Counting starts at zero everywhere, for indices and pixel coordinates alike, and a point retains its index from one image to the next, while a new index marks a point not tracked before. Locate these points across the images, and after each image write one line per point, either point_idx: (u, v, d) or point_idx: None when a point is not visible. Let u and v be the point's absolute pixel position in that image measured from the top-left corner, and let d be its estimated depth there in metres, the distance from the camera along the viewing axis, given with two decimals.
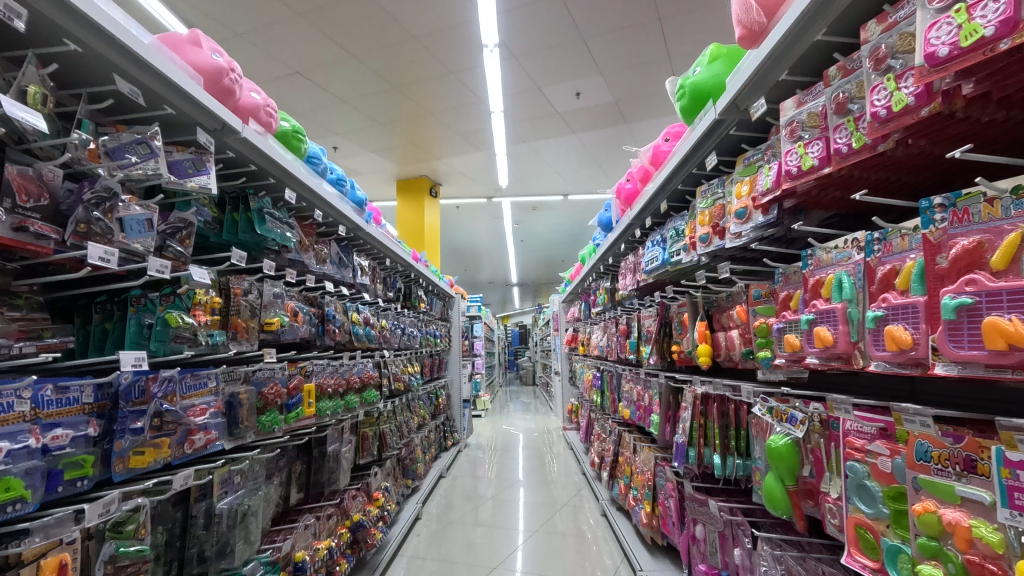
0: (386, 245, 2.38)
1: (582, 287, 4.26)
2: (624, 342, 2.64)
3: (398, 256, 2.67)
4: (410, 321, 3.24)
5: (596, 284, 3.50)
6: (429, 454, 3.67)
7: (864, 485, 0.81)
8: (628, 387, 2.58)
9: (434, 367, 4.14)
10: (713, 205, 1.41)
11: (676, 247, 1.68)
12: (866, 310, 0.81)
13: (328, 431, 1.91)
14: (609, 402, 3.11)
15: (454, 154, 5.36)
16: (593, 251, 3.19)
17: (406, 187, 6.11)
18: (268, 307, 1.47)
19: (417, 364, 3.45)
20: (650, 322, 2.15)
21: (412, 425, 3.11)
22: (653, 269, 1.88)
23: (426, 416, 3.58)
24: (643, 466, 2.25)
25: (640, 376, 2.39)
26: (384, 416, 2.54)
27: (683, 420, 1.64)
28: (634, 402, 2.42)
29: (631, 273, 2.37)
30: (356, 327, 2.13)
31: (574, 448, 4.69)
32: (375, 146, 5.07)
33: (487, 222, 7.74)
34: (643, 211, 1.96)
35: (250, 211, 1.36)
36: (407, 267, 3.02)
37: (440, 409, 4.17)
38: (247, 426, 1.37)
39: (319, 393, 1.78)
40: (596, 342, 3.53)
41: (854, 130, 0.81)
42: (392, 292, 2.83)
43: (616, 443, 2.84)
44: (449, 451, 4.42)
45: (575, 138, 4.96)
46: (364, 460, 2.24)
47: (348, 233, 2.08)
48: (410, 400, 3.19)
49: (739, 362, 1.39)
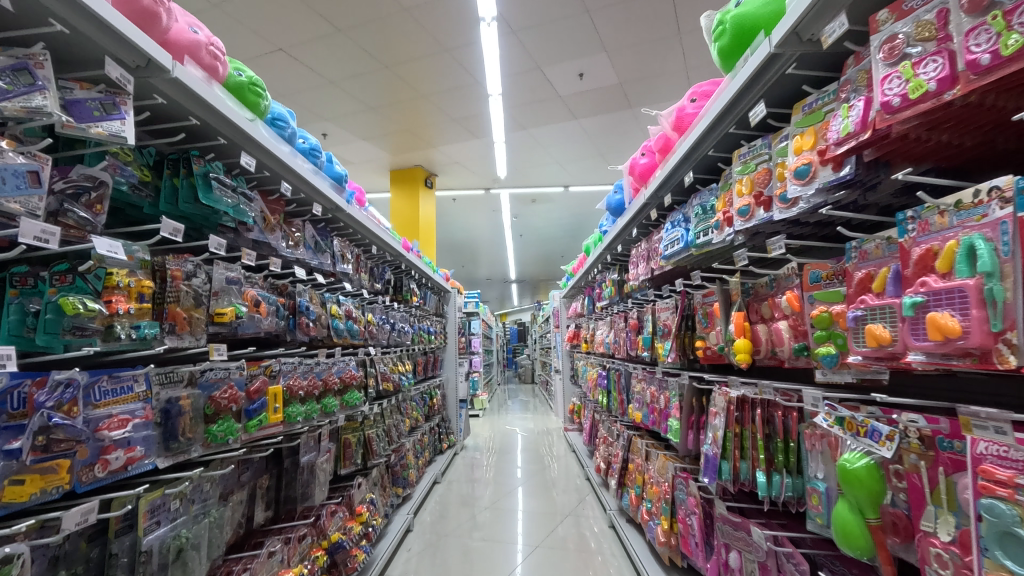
0: (371, 230, 2.13)
1: (585, 281, 4.02)
2: (635, 338, 2.40)
3: (386, 243, 2.42)
4: (401, 316, 3.00)
5: (601, 277, 3.27)
6: (423, 458, 3.43)
7: (1014, 534, 0.57)
8: (639, 388, 2.35)
9: (428, 366, 3.90)
10: (755, 172, 1.17)
11: (703, 227, 1.44)
12: (1017, 287, 0.58)
13: (302, 439, 1.67)
14: (616, 404, 2.88)
15: (450, 142, 5.11)
16: (599, 240, 2.96)
17: (400, 178, 5.86)
18: (219, 294, 1.22)
19: (409, 363, 3.21)
20: (668, 316, 1.91)
21: (403, 429, 2.87)
22: (674, 254, 1.65)
23: (419, 418, 3.34)
24: (659, 476, 2.01)
25: (655, 375, 2.15)
26: (371, 420, 2.30)
27: (713, 428, 1.40)
28: (648, 405, 2.19)
29: (644, 262, 2.13)
30: (336, 321, 1.89)
31: (576, 451, 4.45)
32: (366, 133, 4.82)
33: (485, 215, 7.49)
34: (662, 188, 1.72)
35: (193, 175, 1.11)
36: (397, 257, 2.77)
37: (434, 410, 3.93)
38: (191, 439, 1.12)
39: (289, 396, 1.53)
40: (601, 339, 3.30)
41: (1002, 31, 0.57)
42: (380, 284, 2.59)
43: (625, 449, 2.60)
44: (445, 454, 4.18)
45: (576, 125, 4.71)
46: (345, 470, 1.99)
47: (325, 214, 1.83)
48: (401, 402, 2.96)
49: (787, 361, 1.15)
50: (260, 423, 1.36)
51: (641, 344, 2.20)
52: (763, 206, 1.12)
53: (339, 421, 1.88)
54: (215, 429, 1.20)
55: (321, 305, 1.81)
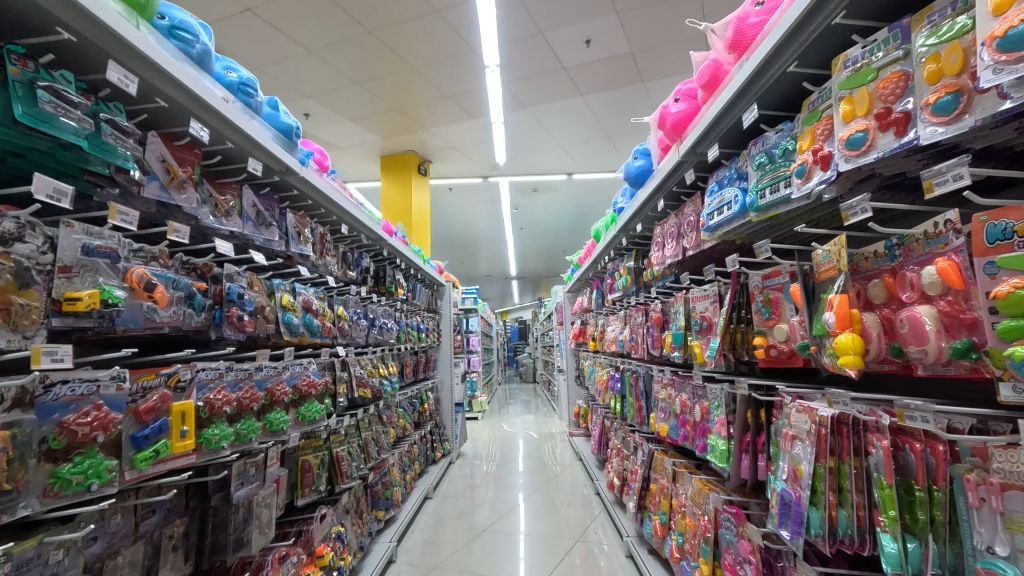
0: (336, 202, 1.74)
1: (593, 271, 3.64)
2: (659, 335, 2.01)
3: (359, 223, 2.02)
4: (383, 311, 2.61)
5: (612, 265, 2.88)
6: (412, 472, 3.04)
7: None
8: (664, 395, 1.95)
9: (418, 368, 3.50)
10: (876, 82, 0.78)
11: (775, 180, 1.05)
12: None
13: (234, 468, 1.27)
14: (633, 411, 2.48)
15: (445, 123, 4.72)
16: (612, 222, 2.57)
17: (391, 165, 5.47)
18: (76, 272, 0.82)
19: (394, 364, 2.82)
20: (709, 306, 1.52)
21: (386, 441, 2.48)
22: (725, 222, 1.26)
23: (406, 427, 2.95)
24: (695, 505, 1.62)
25: (688, 380, 1.76)
26: (340, 433, 1.91)
27: (791, 459, 1.01)
28: (677, 417, 1.80)
29: (673, 240, 1.74)
30: (288, 313, 1.50)
31: (583, 459, 4.06)
32: (353, 112, 4.42)
33: (483, 206, 7.09)
34: (706, 138, 1.32)
35: (16, 85, 0.71)
36: (379, 241, 2.38)
37: (426, 415, 3.54)
38: (14, 492, 0.72)
39: (209, 414, 1.13)
40: (614, 336, 2.91)
41: None
42: (355, 272, 2.19)
43: (645, 465, 2.22)
44: (438, 464, 3.79)
45: (582, 102, 4.32)
46: (303, 500, 1.60)
47: (274, 176, 1.44)
48: (384, 409, 2.57)
49: (926, 367, 0.76)
50: (157, 456, 0.96)
51: (669, 341, 1.80)
52: (897, 128, 0.73)
53: (293, 441, 1.49)
54: (68, 471, 0.80)
55: (263, 293, 1.42)
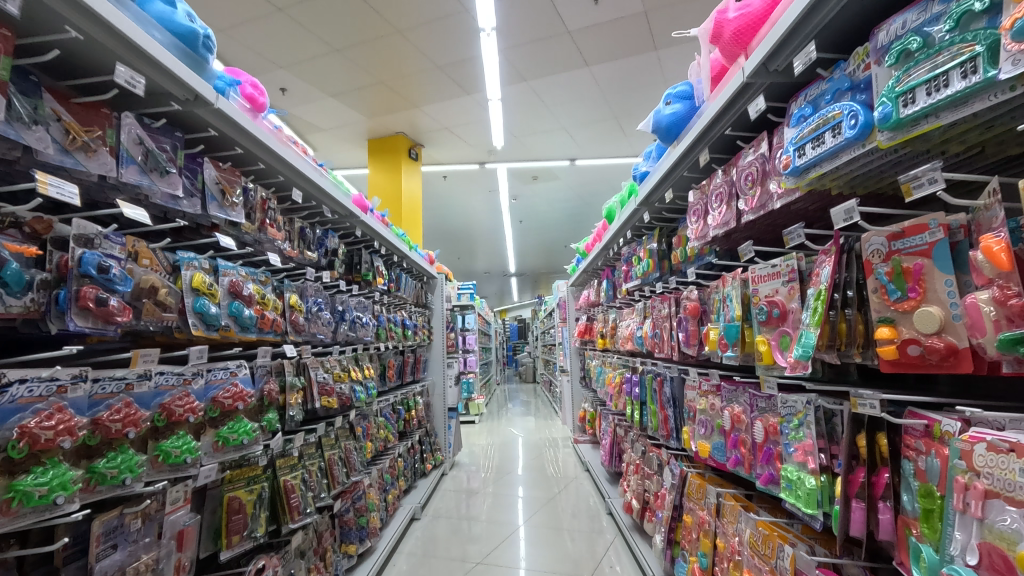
0: (276, 152, 1.32)
1: (603, 260, 3.23)
2: (697, 330, 1.60)
3: (316, 188, 1.60)
4: (358, 301, 2.20)
5: (628, 250, 2.47)
6: (396, 490, 2.63)
7: None
8: (704, 406, 1.54)
9: (405, 370, 3.09)
10: None
11: (949, 67, 0.64)
12: None
13: (99, 526, 0.86)
14: (656, 422, 2.08)
15: (437, 100, 4.31)
16: (630, 196, 2.17)
17: (380, 149, 5.06)
18: None
19: (373, 366, 2.41)
20: (779, 288, 1.12)
21: (360, 458, 2.06)
22: (830, 156, 0.85)
23: (388, 438, 2.53)
24: (756, 555, 1.21)
25: (742, 387, 1.35)
26: (293, 456, 1.50)
27: (985, 533, 0.60)
28: (727, 435, 1.39)
29: (724, 203, 1.33)
30: (201, 299, 1.08)
31: (591, 469, 3.65)
32: (335, 88, 4.02)
33: (481, 196, 6.68)
34: (792, 39, 0.91)
35: None
36: (350, 217, 1.96)
37: (414, 422, 3.13)
38: None
39: (34, 453, 0.71)
40: (630, 331, 2.50)
41: None
42: (317, 253, 1.78)
43: (675, 489, 1.80)
44: (429, 476, 3.38)
45: (588, 74, 3.92)
46: (229, 553, 1.19)
47: (179, 106, 1.03)
48: (359, 421, 2.16)
49: None
50: None
51: (713, 338, 1.40)
52: None
53: (208, 477, 1.07)
54: None
55: (158, 270, 1.01)
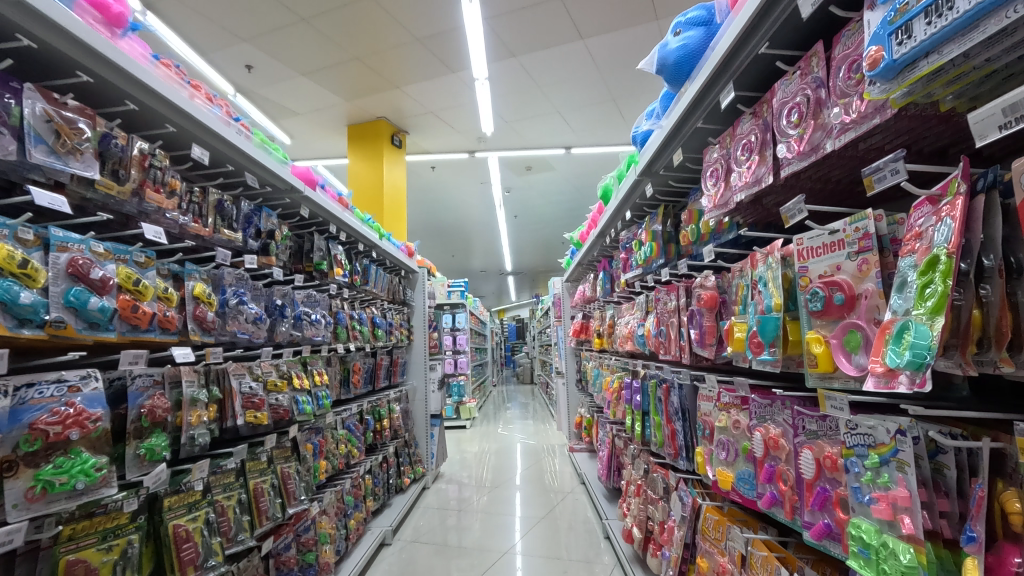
0: (148, 85, 0.98)
1: (600, 250, 2.89)
2: (714, 326, 1.26)
3: (226, 146, 1.26)
4: (307, 294, 1.86)
5: (627, 234, 2.13)
6: (361, 513, 2.29)
7: None
8: (725, 424, 1.20)
9: (376, 375, 2.75)
10: None
11: None
12: None
13: None
14: (661, 437, 1.74)
15: (420, 81, 3.97)
16: (629, 166, 1.83)
17: (361, 136, 4.73)
18: None
19: (330, 371, 2.06)
20: (843, 263, 0.79)
21: (307, 482, 1.71)
22: (966, 29, 0.51)
23: (349, 453, 2.19)
24: None
25: (780, 401, 1.00)
26: (195, 491, 1.16)
27: None
28: (759, 464, 1.05)
29: (757, 154, 0.99)
30: (4, 282, 0.75)
31: (587, 482, 3.31)
32: (306, 65, 3.68)
33: (472, 188, 6.35)
34: None
35: None
36: (289, 190, 1.62)
37: (387, 432, 2.79)
38: None
39: None
40: (629, 328, 2.16)
41: None
42: (241, 234, 1.44)
43: (687, 523, 1.45)
44: (407, 492, 3.04)
45: (582, 48, 3.58)
46: None
47: None
48: (308, 436, 1.82)
49: None
50: None
51: (739, 338, 1.07)
52: None
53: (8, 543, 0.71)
54: None
55: None
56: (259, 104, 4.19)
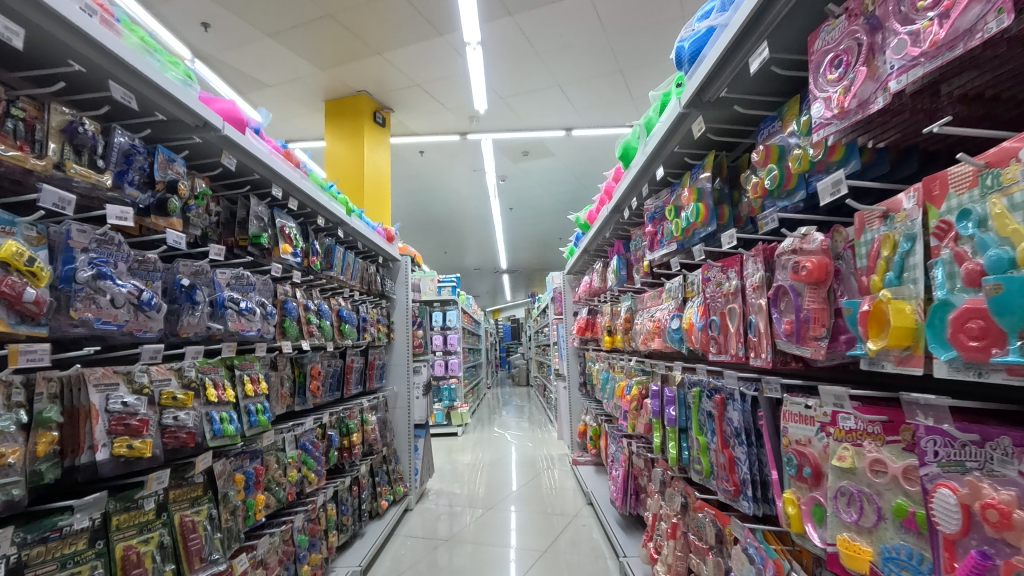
0: None
1: (614, 231, 2.44)
2: (824, 309, 0.82)
3: (55, 23, 0.79)
4: (236, 274, 1.40)
5: (654, 202, 1.69)
6: (319, 553, 1.82)
7: None
8: (852, 466, 0.75)
9: (345, 380, 2.29)
10: None
11: None
12: None
13: None
14: (710, 465, 1.29)
15: (403, 46, 3.51)
16: (666, 104, 1.38)
17: (339, 112, 4.26)
18: None
19: (274, 376, 1.60)
20: None
21: (229, 529, 1.25)
22: None
23: (301, 480, 1.73)
24: None
25: (1003, 437, 0.55)
26: None
27: None
28: (945, 547, 0.59)
29: None
30: None
31: (596, 502, 2.86)
32: (271, 24, 3.21)
33: (465, 175, 5.89)
34: None
35: None
36: (200, 128, 1.16)
37: (359, 448, 2.33)
38: None
39: None
40: (657, 320, 1.71)
41: None
42: (109, 175, 0.97)
43: None
44: (383, 517, 2.57)
45: (588, 5, 3.13)
46: None
47: None
48: (238, 464, 1.36)
49: None
50: None
51: (903, 327, 0.62)
52: None
53: None
54: None
55: None
56: (223, 74, 3.74)
